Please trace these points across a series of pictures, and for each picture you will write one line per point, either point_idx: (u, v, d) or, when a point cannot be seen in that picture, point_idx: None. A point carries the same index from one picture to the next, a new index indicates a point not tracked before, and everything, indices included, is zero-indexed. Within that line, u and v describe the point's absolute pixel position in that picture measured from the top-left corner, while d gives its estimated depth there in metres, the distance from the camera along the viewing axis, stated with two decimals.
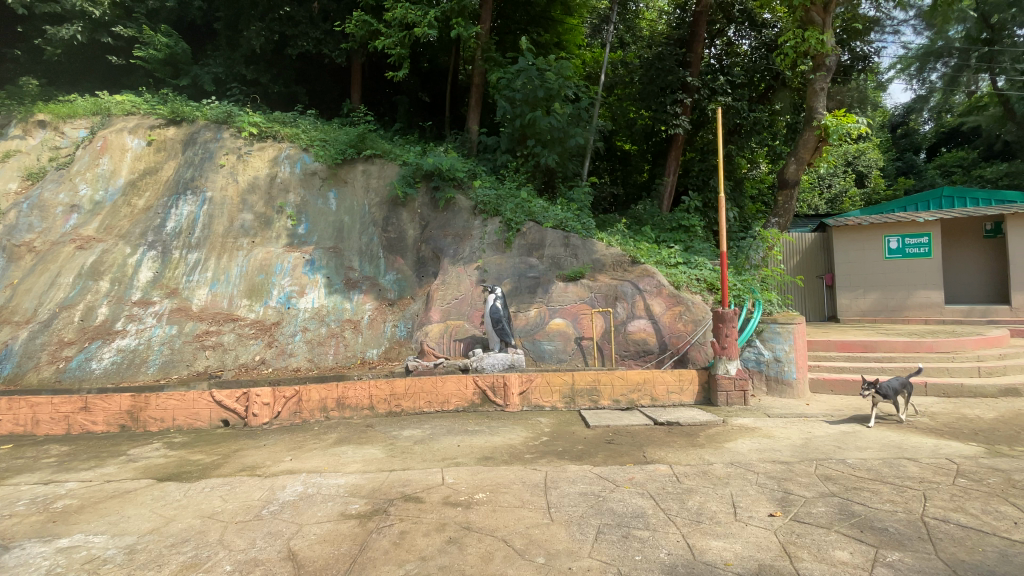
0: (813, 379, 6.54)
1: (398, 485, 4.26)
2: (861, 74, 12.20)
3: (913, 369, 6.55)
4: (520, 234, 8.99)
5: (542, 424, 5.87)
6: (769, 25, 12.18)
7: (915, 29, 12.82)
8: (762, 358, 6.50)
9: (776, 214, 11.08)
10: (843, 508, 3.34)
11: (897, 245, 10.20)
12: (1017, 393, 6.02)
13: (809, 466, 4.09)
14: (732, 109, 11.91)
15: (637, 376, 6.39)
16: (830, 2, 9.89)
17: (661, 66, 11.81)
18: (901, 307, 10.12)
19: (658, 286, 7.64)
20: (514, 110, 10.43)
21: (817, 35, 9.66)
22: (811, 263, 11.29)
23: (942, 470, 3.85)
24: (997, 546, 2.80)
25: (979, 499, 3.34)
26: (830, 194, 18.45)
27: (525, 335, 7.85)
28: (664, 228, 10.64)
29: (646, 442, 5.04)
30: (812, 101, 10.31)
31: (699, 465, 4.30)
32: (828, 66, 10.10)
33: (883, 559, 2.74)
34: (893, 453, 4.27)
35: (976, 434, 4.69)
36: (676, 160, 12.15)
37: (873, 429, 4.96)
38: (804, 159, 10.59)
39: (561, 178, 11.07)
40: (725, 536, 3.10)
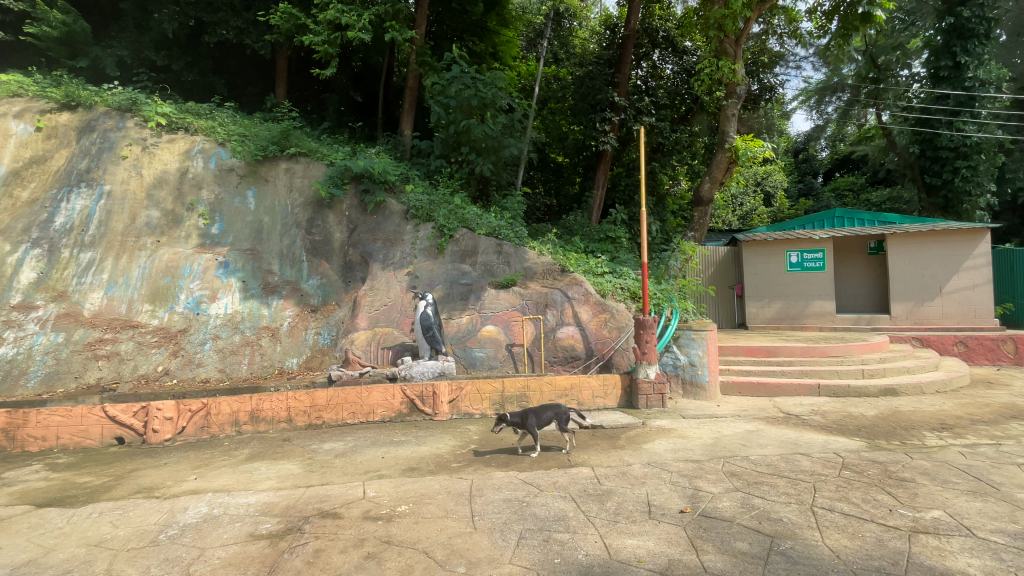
0: (724, 382, 7.01)
1: (315, 501, 4.04)
2: (768, 103, 13.39)
3: (809, 371, 7.22)
4: (452, 241, 8.91)
5: (470, 432, 5.81)
6: (689, 52, 13.09)
7: (813, 66, 14.27)
8: (679, 363, 6.89)
9: (692, 228, 11.85)
10: (746, 502, 3.58)
11: (797, 259, 11.23)
12: (893, 392, 6.81)
13: (717, 464, 4.36)
14: (655, 129, 12.66)
15: (564, 382, 6.52)
16: (741, 36, 10.71)
17: (591, 84, 12.33)
18: (800, 315, 11.15)
19: (585, 294, 7.86)
20: (448, 116, 10.39)
21: (729, 65, 10.47)
22: (724, 274, 12.19)
23: (830, 463, 4.25)
24: (874, 531, 3.09)
25: (860, 489, 3.70)
26: (742, 211, 19.97)
27: (456, 342, 7.79)
28: (592, 239, 10.99)
29: (571, 446, 5.14)
30: (724, 125, 11.08)
31: (619, 466, 4.44)
32: (739, 94, 10.89)
33: (776, 547, 2.96)
34: (790, 449, 4.66)
35: (859, 431, 5.23)
36: (605, 175, 12.63)
37: (773, 428, 5.39)
38: (717, 179, 11.36)
39: (495, 186, 11.12)
40: (640, 534, 3.21)
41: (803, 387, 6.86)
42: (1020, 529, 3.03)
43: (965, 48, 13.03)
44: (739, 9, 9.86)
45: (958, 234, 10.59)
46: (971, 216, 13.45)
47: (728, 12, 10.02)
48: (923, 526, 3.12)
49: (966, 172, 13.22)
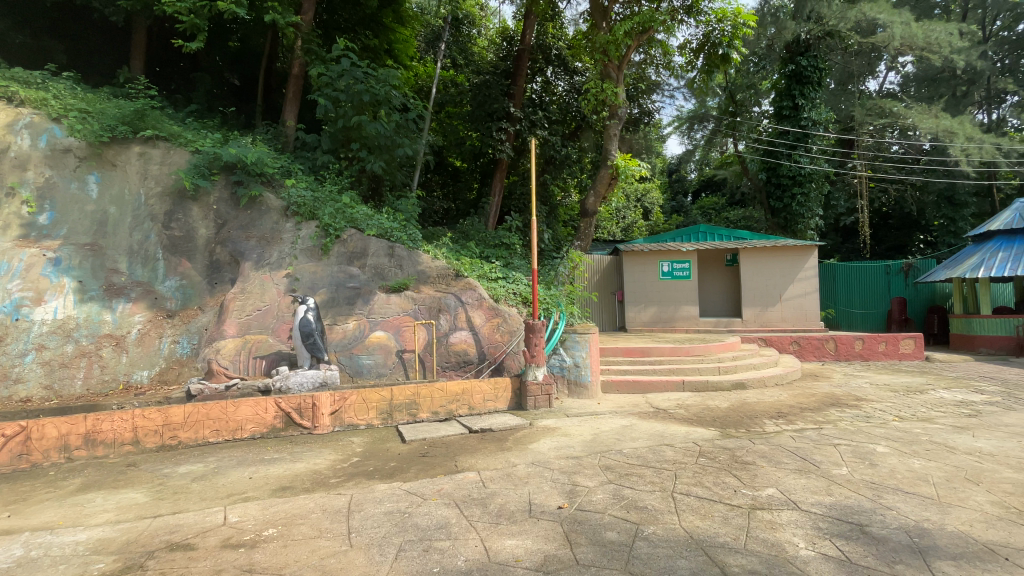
0: (604, 381, 7.49)
1: (164, 533, 3.53)
2: (646, 126, 14.71)
3: (676, 369, 7.99)
4: (339, 241, 8.38)
5: (353, 444, 5.50)
6: (579, 72, 13.80)
7: (685, 96, 15.84)
8: (565, 364, 7.19)
9: (579, 237, 12.53)
10: (617, 493, 3.82)
11: (668, 269, 12.40)
12: (743, 386, 7.79)
13: (594, 459, 4.60)
14: (548, 142, 13.21)
15: (455, 387, 6.43)
16: (623, 63, 11.54)
17: (488, 93, 12.52)
18: (671, 319, 12.31)
19: (478, 299, 7.84)
20: (337, 110, 9.89)
21: (612, 88, 11.22)
22: (607, 281, 13.10)
23: (690, 452, 4.71)
24: (722, 511, 3.45)
25: (713, 474, 4.14)
26: (624, 224, 21.65)
27: (341, 349, 7.41)
28: (487, 244, 11.08)
29: (459, 451, 5.10)
30: (608, 143, 11.89)
31: (504, 468, 4.49)
32: (620, 116, 11.73)
33: (641, 534, 3.18)
34: (657, 441, 5.09)
35: (714, 421, 5.87)
36: (501, 183, 12.89)
37: (644, 422, 5.85)
38: (600, 193, 12.14)
39: (388, 187, 10.77)
40: (519, 534, 3.27)
41: (671, 384, 7.56)
42: (831, 499, 3.57)
43: (802, 92, 15.46)
44: (621, 38, 10.70)
45: (794, 250, 12.44)
46: (804, 234, 15.92)
47: (612, 38, 10.82)
48: (760, 502, 3.56)
49: (801, 198, 15.65)
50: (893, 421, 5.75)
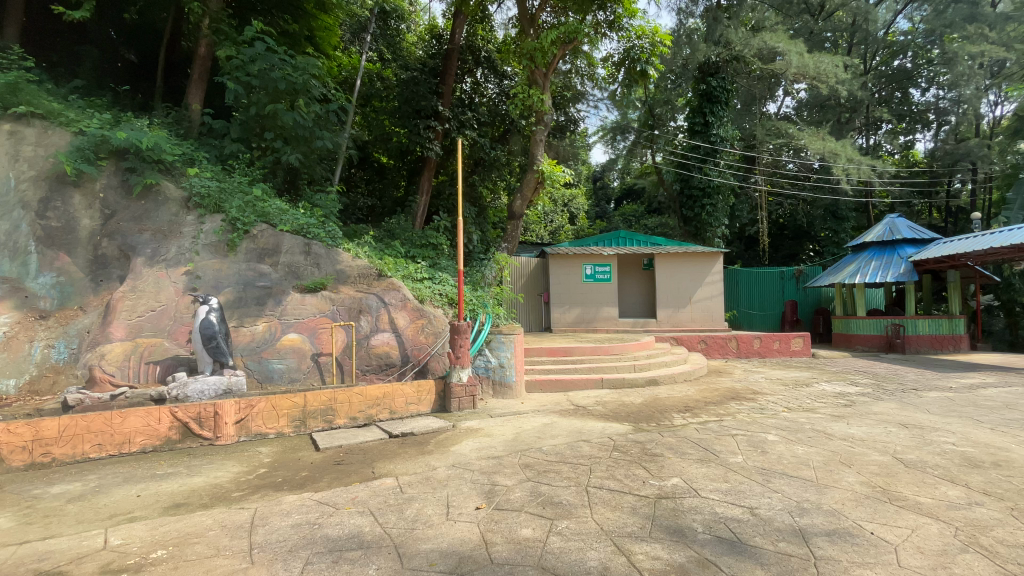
0: (528, 381, 7.61)
1: (27, 562, 3.09)
2: (572, 134, 15.18)
3: (596, 368, 8.32)
4: (248, 237, 7.80)
5: (261, 454, 5.15)
6: (508, 76, 13.93)
7: (608, 107, 16.56)
8: (490, 365, 7.21)
9: (506, 239, 12.66)
10: (534, 490, 3.88)
11: (591, 272, 12.87)
12: (656, 382, 8.27)
13: (514, 458, 4.65)
14: (476, 143, 13.21)
15: (375, 391, 6.22)
16: (550, 70, 11.83)
17: (415, 90, 12.30)
18: (593, 320, 12.79)
19: (402, 300, 7.61)
20: (250, 97, 9.27)
21: (539, 95, 11.44)
22: (533, 283, 13.36)
23: (605, 446, 4.91)
24: (631, 502, 3.62)
25: (625, 467, 4.34)
26: (552, 228, 22.25)
27: (249, 353, 6.94)
28: (413, 244, 10.86)
29: (377, 457, 4.94)
30: (534, 148, 12.11)
31: (423, 472, 4.42)
32: (546, 122, 11.99)
33: (555, 528, 3.25)
34: (575, 437, 5.25)
35: (629, 416, 6.17)
36: (429, 182, 12.69)
37: (564, 419, 6.03)
38: (527, 197, 12.34)
39: (307, 180, 10.28)
40: (434, 537, 3.22)
41: (591, 382, 7.85)
42: (728, 486, 3.87)
43: (711, 110, 16.75)
44: (548, 46, 10.97)
45: (703, 256, 13.41)
46: (712, 242, 17.25)
47: (539, 46, 11.07)
48: (665, 492, 3.78)
49: (710, 209, 16.96)
50: (783, 411, 6.36)
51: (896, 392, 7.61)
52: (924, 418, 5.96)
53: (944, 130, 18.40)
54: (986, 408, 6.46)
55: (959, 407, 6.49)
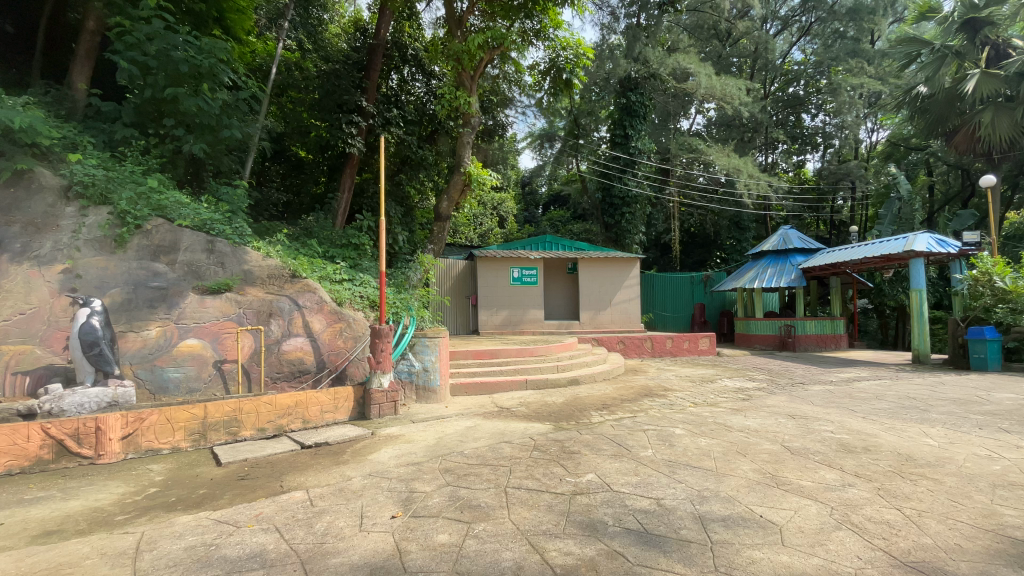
0: (453, 385, 7.53)
1: None
2: (500, 138, 15.34)
3: (520, 370, 8.43)
4: (141, 232, 7.05)
5: (152, 473, 4.65)
6: (436, 76, 13.79)
7: (535, 114, 16.93)
8: (413, 369, 7.04)
9: (432, 241, 12.50)
10: (453, 495, 3.85)
11: (518, 275, 13.04)
12: (577, 381, 8.55)
13: (435, 463, 4.59)
14: (402, 141, 12.91)
15: (287, 400, 5.87)
16: (477, 74, 11.88)
17: (337, 83, 11.84)
18: (519, 322, 12.96)
19: (318, 302, 7.24)
20: (146, 78, 8.42)
21: (465, 97, 11.43)
22: (460, 285, 13.32)
23: (526, 447, 4.99)
24: (547, 500, 3.69)
25: (543, 466, 4.43)
26: (481, 230, 22.41)
27: (139, 361, 6.32)
28: (333, 243, 10.39)
29: (286, 470, 4.65)
30: (461, 150, 12.08)
31: (338, 483, 4.23)
32: (473, 124, 11.98)
33: (472, 532, 3.24)
34: (497, 439, 5.29)
35: (550, 416, 6.32)
36: (351, 179, 12.13)
37: (487, 422, 6.04)
38: (453, 199, 12.24)
39: (212, 172, 9.57)
40: (345, 551, 3.09)
41: (515, 383, 7.95)
42: (638, 479, 4.07)
43: (631, 124, 17.69)
44: (475, 49, 10.99)
45: (622, 261, 14.09)
46: (630, 248, 18.21)
47: (467, 48, 11.07)
48: (580, 488, 3.91)
49: (628, 217, 17.93)
50: (690, 406, 6.84)
51: (787, 387, 8.44)
52: (809, 409, 6.65)
53: (829, 153, 20.73)
54: (859, 399, 7.32)
55: (837, 399, 7.32)
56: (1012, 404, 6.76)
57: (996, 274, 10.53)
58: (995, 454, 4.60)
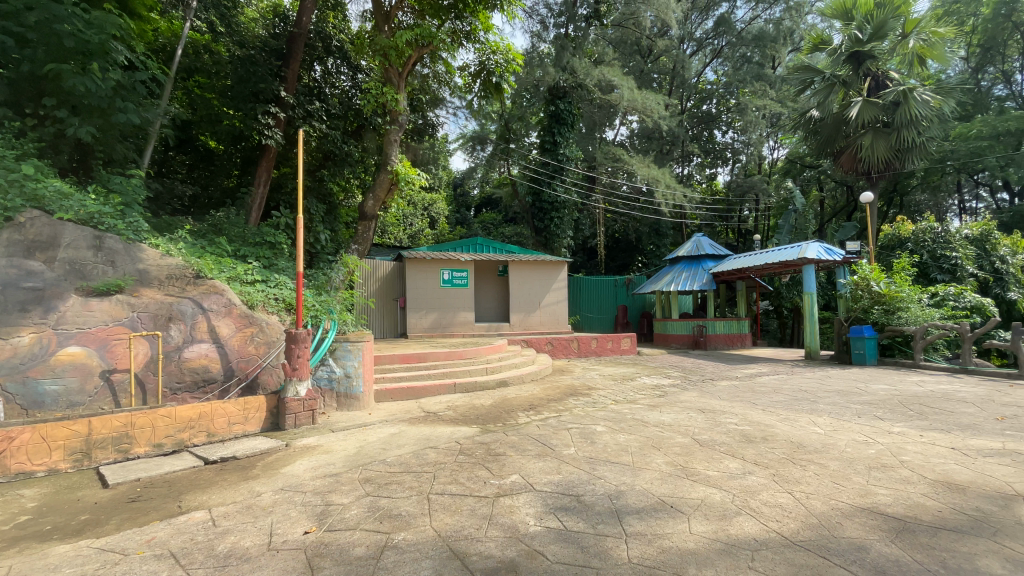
0: (378, 390, 7.28)
1: None
2: (431, 138, 15.20)
3: (448, 373, 8.33)
4: (11, 224, 6.07)
5: (22, 499, 4.07)
6: (362, 70, 13.39)
7: (465, 115, 16.91)
8: (334, 375, 6.73)
9: (356, 241, 12.18)
10: (372, 505, 3.72)
11: (448, 277, 12.92)
12: (505, 383, 8.62)
13: (354, 473, 4.42)
14: (325, 136, 12.35)
15: (189, 411, 5.40)
16: (404, 71, 11.69)
17: (252, 70, 11.07)
18: (449, 325, 12.82)
19: (226, 305, 6.80)
20: (22, 51, 7.39)
21: (392, 94, 11.19)
22: (387, 287, 13.00)
23: (451, 451, 4.93)
24: (470, 505, 3.67)
25: (467, 469, 4.40)
26: (411, 231, 22.11)
27: (7, 373, 5.32)
28: (245, 242, 9.71)
29: (187, 488, 4.26)
30: (387, 148, 11.79)
31: (245, 500, 3.94)
32: (400, 123, 11.75)
33: (390, 543, 3.15)
34: (421, 445, 5.18)
35: (477, 419, 6.31)
36: (267, 173, 11.49)
37: (412, 428, 5.91)
38: (380, 198, 12.02)
39: (103, 160, 8.65)
40: (251, 572, 2.88)
41: (443, 387, 7.85)
42: (560, 477, 4.16)
43: (559, 131, 18.15)
44: (402, 46, 10.77)
45: (550, 264, 14.43)
46: (559, 251, 18.71)
47: (394, 45, 10.82)
48: (503, 490, 3.93)
49: (557, 221, 18.41)
50: (612, 404, 7.12)
51: (699, 383, 9.05)
52: (717, 403, 7.17)
53: (737, 167, 22.59)
54: (760, 393, 8.00)
55: (741, 393, 7.96)
56: (883, 394, 7.71)
57: (873, 279, 11.89)
58: (870, 440, 5.21)
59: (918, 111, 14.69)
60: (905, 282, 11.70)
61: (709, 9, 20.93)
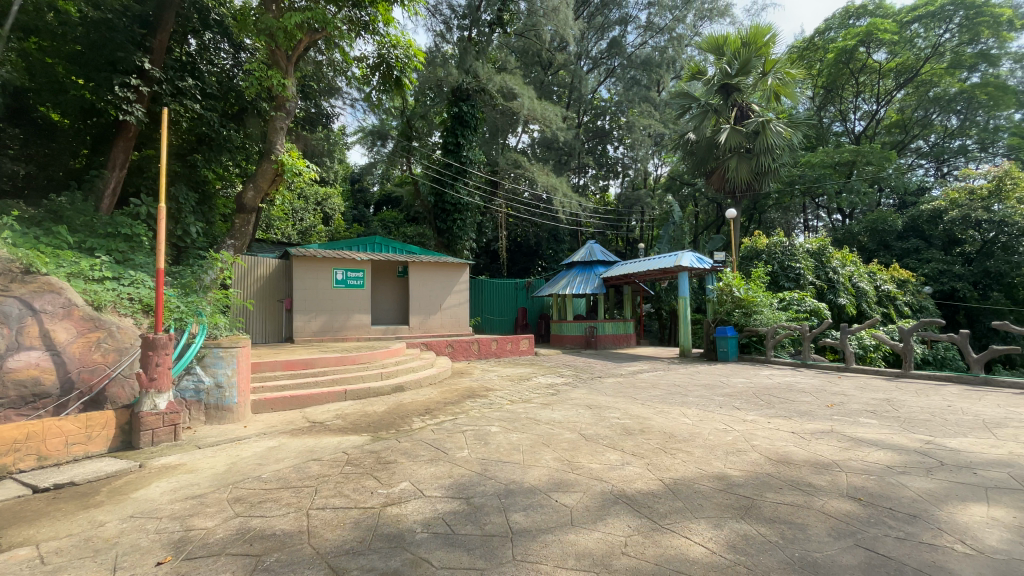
0: (255, 400, 6.69)
1: None
2: (325, 129, 14.65)
3: (338, 379, 7.91)
4: None
5: None
6: (246, 49, 12.33)
7: (363, 109, 16.33)
8: (201, 386, 6.03)
9: (232, 235, 11.15)
10: (242, 526, 3.40)
11: (341, 277, 12.29)
12: (401, 389, 8.38)
13: (222, 493, 4.01)
14: (202, 118, 11.14)
15: (12, 432, 4.49)
16: (294, 56, 10.96)
17: (107, 35, 9.54)
18: (342, 328, 12.16)
19: (65, 306, 5.75)
20: None
21: (279, 78, 10.36)
22: (271, 288, 12.08)
23: (336, 462, 4.68)
24: (354, 517, 3.51)
25: (353, 480, 4.21)
26: (301, 226, 20.90)
27: None
28: (94, 233, 8.40)
29: (4, 524, 3.55)
30: (272, 136, 10.90)
31: (83, 532, 3.38)
32: (287, 109, 11.00)
33: (261, 565, 2.90)
34: (303, 457, 4.85)
35: (368, 426, 6.06)
36: (124, 153, 10.06)
37: (294, 440, 5.50)
38: (262, 188, 11.02)
39: None
40: None
41: (331, 395, 7.42)
42: (450, 481, 4.15)
43: (461, 133, 18.10)
44: (291, 29, 10.01)
45: (451, 266, 14.36)
46: (460, 253, 18.71)
47: (282, 26, 10.01)
48: (391, 499, 3.81)
49: (459, 223, 18.37)
50: (507, 405, 7.26)
51: (588, 381, 9.57)
52: (603, 399, 7.64)
53: (626, 180, 24.41)
54: (641, 388, 8.69)
55: (625, 389, 8.58)
56: (741, 387, 8.77)
57: (734, 285, 13.59)
58: (728, 428, 5.89)
59: (773, 141, 16.95)
60: (760, 288, 13.49)
61: (603, 30, 22.38)
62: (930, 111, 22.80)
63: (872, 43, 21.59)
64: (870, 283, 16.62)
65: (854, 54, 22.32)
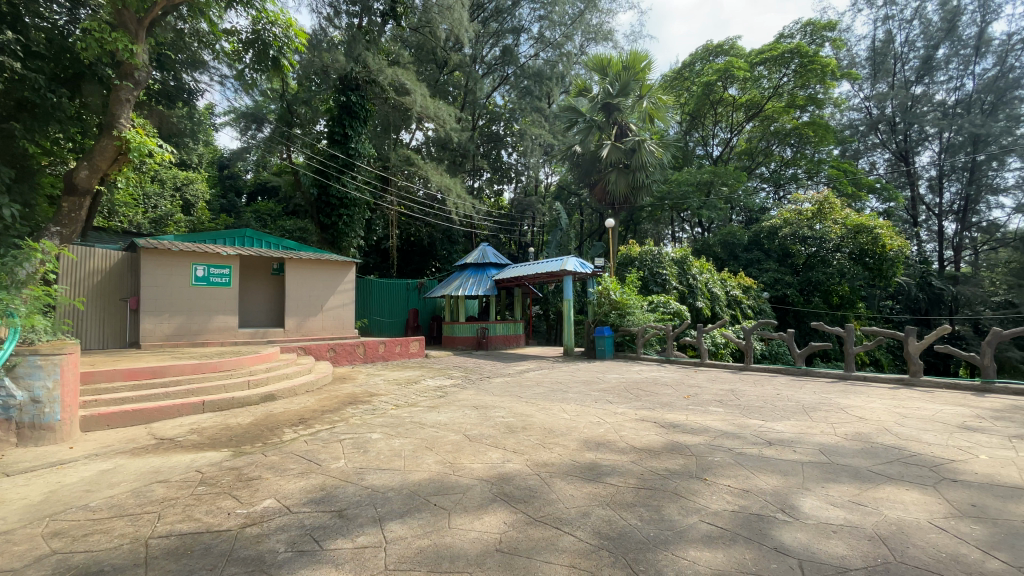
0: (84, 417, 5.70)
1: None
2: (187, 105, 13.11)
3: (195, 390, 7.04)
4: None
5: None
6: (85, 5, 10.49)
7: (233, 88, 14.85)
8: (10, 401, 4.98)
9: (58, 221, 9.49)
10: (57, 566, 2.86)
11: (203, 274, 10.97)
12: (272, 397, 7.69)
13: (34, 528, 3.34)
14: (22, 80, 9.31)
15: None
16: (147, 20, 9.57)
17: None
18: (202, 331, 10.85)
19: None
20: None
21: (126, 42, 8.91)
22: (112, 284, 10.40)
23: (187, 483, 4.16)
24: (205, 542, 3.15)
25: (207, 502, 3.77)
26: (154, 215, 18.40)
27: None
28: None
29: None
30: (115, 108, 9.39)
31: None
32: (136, 79, 9.61)
33: None
34: (146, 480, 4.23)
35: (230, 440, 5.48)
36: None
37: (136, 460, 4.78)
38: (99, 168, 9.44)
39: None
40: None
41: (185, 407, 6.59)
42: (321, 493, 3.91)
43: (350, 124, 17.19)
44: None
45: (334, 265, 13.54)
46: (347, 251, 17.76)
47: None
48: (252, 518, 3.48)
49: (346, 220, 17.41)
50: (390, 409, 7.04)
51: (475, 381, 9.65)
52: (489, 399, 7.76)
53: (518, 186, 25.17)
54: (525, 387, 8.99)
55: (510, 389, 8.80)
56: (615, 383, 9.48)
57: (612, 289, 14.63)
58: (601, 421, 6.33)
59: (647, 159, 18.66)
60: (633, 292, 14.72)
61: (498, 37, 22.84)
62: (771, 142, 26.71)
63: (729, 79, 25.06)
64: (722, 289, 19.05)
65: (714, 87, 25.41)
